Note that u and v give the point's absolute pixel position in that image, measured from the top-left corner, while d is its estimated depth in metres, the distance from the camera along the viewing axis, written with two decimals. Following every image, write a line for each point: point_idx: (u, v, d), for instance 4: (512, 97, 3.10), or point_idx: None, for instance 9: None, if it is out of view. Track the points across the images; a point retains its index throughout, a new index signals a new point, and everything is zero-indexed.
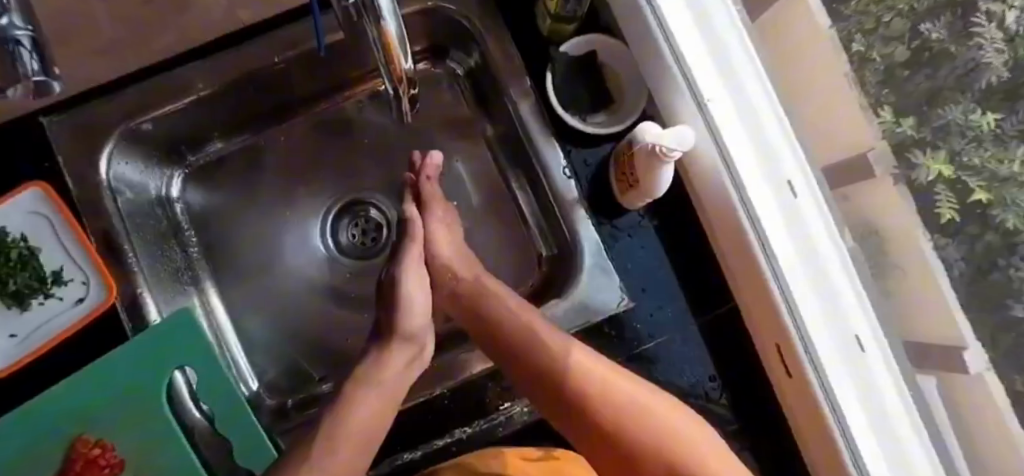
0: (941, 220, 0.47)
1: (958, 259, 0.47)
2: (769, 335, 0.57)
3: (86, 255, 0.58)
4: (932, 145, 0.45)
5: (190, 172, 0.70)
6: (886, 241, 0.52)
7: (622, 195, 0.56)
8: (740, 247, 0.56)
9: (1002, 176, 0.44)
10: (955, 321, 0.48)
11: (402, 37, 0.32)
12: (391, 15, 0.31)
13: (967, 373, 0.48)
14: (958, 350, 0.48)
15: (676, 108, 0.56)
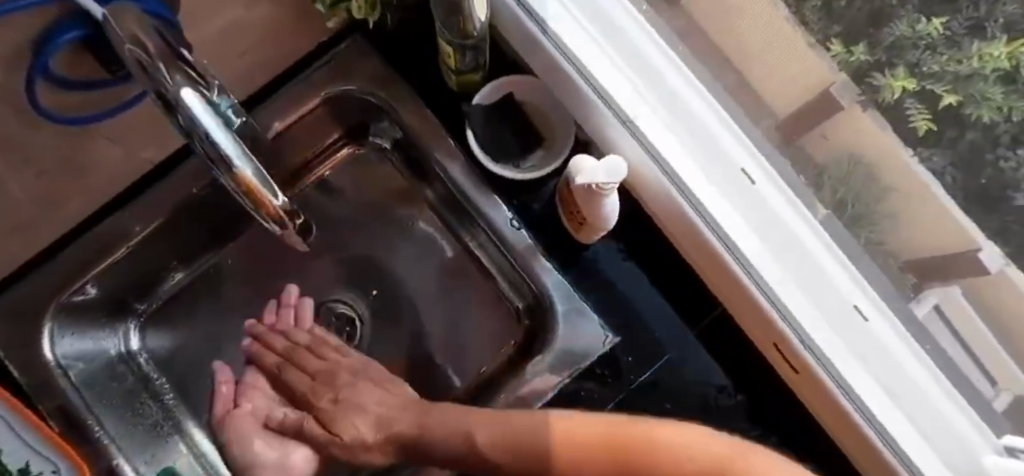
0: (918, 134, 0.43)
1: (947, 166, 0.42)
2: (764, 335, 0.54)
3: (48, 441, 0.53)
4: (890, 64, 0.42)
5: (145, 319, 0.68)
6: (877, 168, 0.45)
7: (576, 231, 0.53)
8: (707, 256, 0.54)
9: (966, 74, 0.40)
10: (959, 222, 0.44)
11: (258, 175, 0.33)
12: (243, 160, 0.32)
13: (989, 273, 0.43)
14: (973, 253, 0.43)
15: (607, 134, 0.54)
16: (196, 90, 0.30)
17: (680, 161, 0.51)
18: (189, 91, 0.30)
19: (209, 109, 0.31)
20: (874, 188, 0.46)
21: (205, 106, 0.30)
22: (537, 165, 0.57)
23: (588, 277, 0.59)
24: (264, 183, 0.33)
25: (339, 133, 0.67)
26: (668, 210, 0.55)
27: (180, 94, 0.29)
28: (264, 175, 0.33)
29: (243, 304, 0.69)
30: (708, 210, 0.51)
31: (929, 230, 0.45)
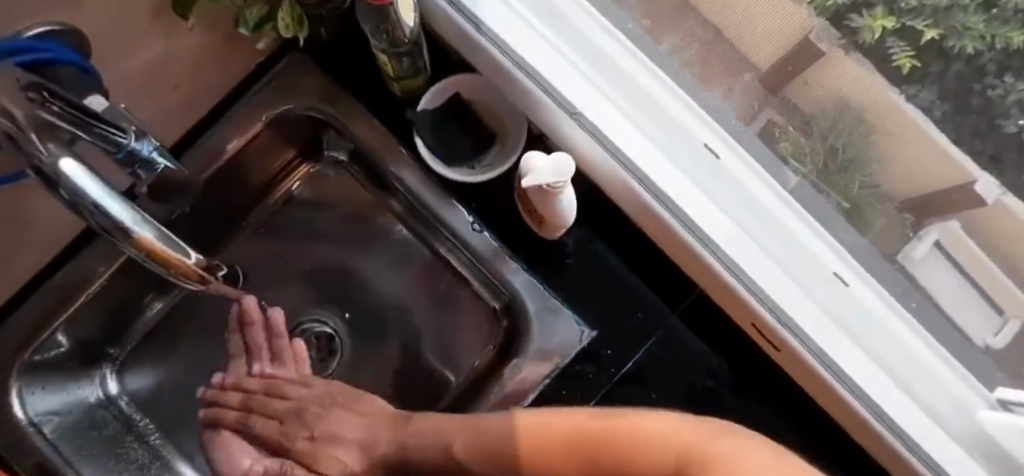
0: (902, 72, 0.41)
1: (934, 101, 0.41)
2: (743, 316, 0.53)
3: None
4: (867, 4, 0.40)
5: (120, 363, 0.66)
6: (864, 112, 0.44)
7: (539, 228, 0.51)
8: (674, 242, 0.52)
9: (946, 6, 0.39)
10: (952, 157, 0.42)
11: (163, 235, 0.29)
12: (141, 223, 0.28)
13: (986, 204, 0.41)
14: (967, 185, 0.42)
15: (558, 127, 0.52)
16: (78, 159, 0.27)
17: (636, 147, 0.50)
18: (71, 163, 0.27)
19: (97, 176, 0.27)
20: (862, 131, 0.44)
21: (93, 175, 0.27)
22: (493, 164, 0.55)
23: (559, 273, 0.57)
24: (174, 244, 0.29)
25: (293, 152, 0.66)
26: (629, 200, 0.53)
27: (60, 167, 0.26)
28: (170, 234, 0.29)
29: (216, 336, 0.68)
30: (668, 195, 0.50)
31: (921, 167, 0.43)
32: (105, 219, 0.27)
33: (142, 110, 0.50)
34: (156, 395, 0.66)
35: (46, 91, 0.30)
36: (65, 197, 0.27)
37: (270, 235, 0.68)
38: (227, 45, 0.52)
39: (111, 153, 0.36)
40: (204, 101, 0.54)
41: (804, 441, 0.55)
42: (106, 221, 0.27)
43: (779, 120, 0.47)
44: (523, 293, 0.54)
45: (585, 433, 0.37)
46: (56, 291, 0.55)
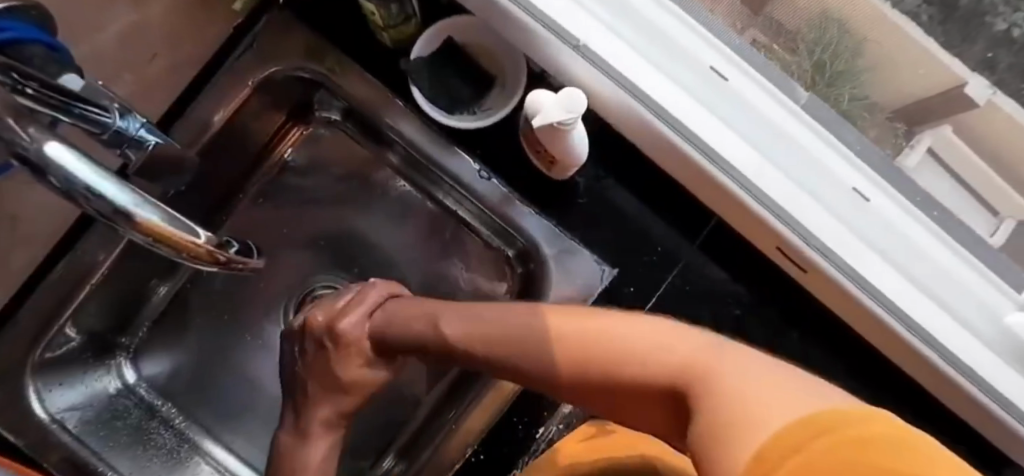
0: None
1: (920, 5, 0.44)
2: (768, 242, 0.52)
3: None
4: None
5: (134, 351, 0.65)
6: (847, 21, 0.45)
7: (548, 170, 0.49)
8: (696, 173, 0.50)
9: None
10: (943, 60, 0.46)
11: (169, 215, 0.25)
12: (144, 204, 0.24)
13: (977, 107, 0.46)
14: (958, 89, 0.46)
15: (560, 61, 0.49)
16: (64, 140, 0.23)
17: (645, 77, 0.47)
18: (56, 146, 0.22)
19: (89, 157, 0.23)
20: (851, 42, 0.46)
21: (82, 157, 0.23)
22: (493, 107, 0.52)
23: (573, 214, 0.55)
24: (183, 223, 0.25)
25: (283, 116, 0.62)
26: (644, 133, 0.50)
27: (45, 153, 0.22)
28: (175, 212, 0.25)
29: (227, 314, 0.66)
30: (685, 126, 0.47)
31: (914, 72, 0.47)
32: (102, 205, 0.23)
33: (119, 86, 0.46)
34: (175, 377, 0.65)
35: (16, 72, 0.27)
36: (54, 185, 0.23)
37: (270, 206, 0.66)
38: (203, 7, 0.47)
39: (95, 133, 0.33)
40: (186, 70, 0.51)
41: (828, 354, 0.56)
42: (103, 208, 0.23)
43: (763, 39, 0.47)
44: (536, 237, 0.52)
45: (605, 335, 0.32)
46: (63, 282, 0.53)
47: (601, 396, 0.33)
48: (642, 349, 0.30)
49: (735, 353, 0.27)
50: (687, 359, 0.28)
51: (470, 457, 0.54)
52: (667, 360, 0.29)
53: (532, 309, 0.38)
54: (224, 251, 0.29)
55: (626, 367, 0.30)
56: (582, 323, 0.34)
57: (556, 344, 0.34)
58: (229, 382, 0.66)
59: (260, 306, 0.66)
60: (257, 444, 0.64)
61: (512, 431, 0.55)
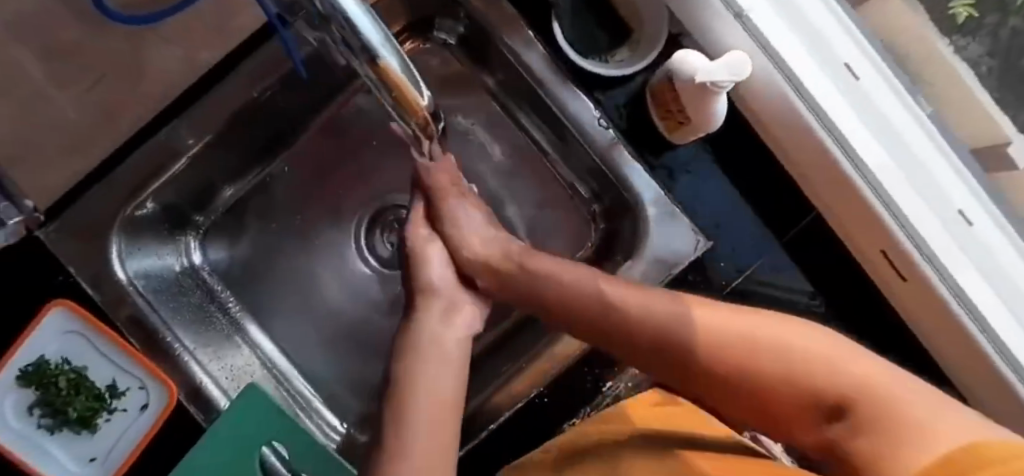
0: (958, 20, 0.48)
1: (981, 55, 0.48)
2: (872, 244, 0.50)
3: (119, 347, 0.52)
4: None
5: (205, 233, 0.65)
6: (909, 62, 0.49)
7: (670, 132, 0.51)
8: (819, 161, 0.48)
9: None
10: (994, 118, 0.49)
11: (399, 60, 0.28)
12: (389, 49, 0.27)
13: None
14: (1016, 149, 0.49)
15: (714, 28, 0.48)
16: None
17: (798, 59, 0.46)
18: None
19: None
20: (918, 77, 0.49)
21: None
22: (624, 60, 0.53)
23: (676, 181, 0.55)
24: (409, 73, 0.29)
25: (401, 26, 0.59)
26: (776, 114, 0.49)
27: None
28: (407, 61, 0.29)
29: (299, 216, 0.67)
30: (825, 111, 0.45)
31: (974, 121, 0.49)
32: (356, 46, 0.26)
33: None
34: (240, 266, 0.66)
35: None
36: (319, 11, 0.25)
37: (362, 117, 0.68)
38: None
39: None
40: None
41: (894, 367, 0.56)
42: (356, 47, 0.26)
43: (881, 45, 0.49)
44: (635, 191, 0.53)
45: (778, 346, 0.30)
46: (162, 146, 0.51)
47: (752, 401, 0.31)
48: (792, 353, 0.29)
49: (890, 377, 0.27)
50: (848, 374, 0.27)
51: (537, 399, 0.53)
52: (821, 375, 0.28)
53: (683, 300, 0.35)
54: (420, 103, 0.33)
55: (774, 358, 0.29)
56: (748, 323, 0.32)
57: (714, 345, 0.31)
58: (290, 280, 0.67)
59: (335, 214, 0.68)
60: (310, 344, 0.66)
61: (581, 381, 0.53)
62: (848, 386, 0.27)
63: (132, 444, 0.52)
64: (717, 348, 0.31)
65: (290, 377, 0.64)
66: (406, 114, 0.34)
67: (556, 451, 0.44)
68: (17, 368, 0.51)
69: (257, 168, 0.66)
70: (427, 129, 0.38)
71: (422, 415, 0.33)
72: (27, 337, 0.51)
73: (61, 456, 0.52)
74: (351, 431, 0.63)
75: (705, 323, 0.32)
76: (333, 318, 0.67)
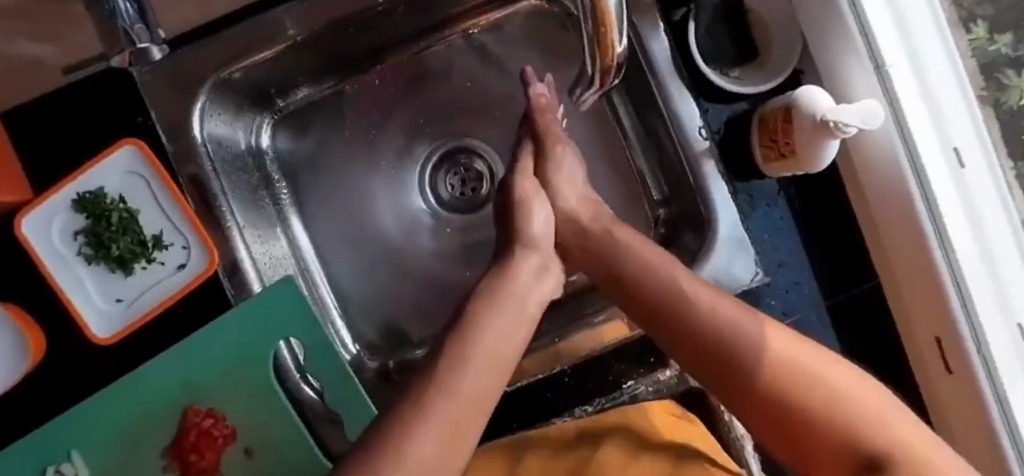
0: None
1: None
2: (928, 326, 0.49)
3: (175, 201, 0.52)
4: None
5: (279, 117, 0.66)
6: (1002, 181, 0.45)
7: (765, 162, 0.52)
8: (908, 232, 0.47)
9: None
10: None
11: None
12: None
13: None
14: None
15: (849, 74, 0.47)
16: None
17: (922, 123, 0.44)
18: None
19: None
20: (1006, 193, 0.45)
21: None
22: (743, 79, 0.54)
23: (752, 210, 0.56)
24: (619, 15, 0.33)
25: None
26: (880, 174, 0.48)
27: None
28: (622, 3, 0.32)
29: (373, 134, 0.69)
30: (930, 184, 0.44)
31: None
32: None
33: None
34: (305, 165, 0.68)
35: None
36: None
37: (463, 58, 0.68)
38: None
39: None
40: None
41: None
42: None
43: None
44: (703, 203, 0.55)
45: (826, 383, 0.34)
46: (279, 25, 0.51)
47: (778, 422, 0.34)
48: (840, 393, 0.33)
49: (915, 436, 0.31)
50: (890, 430, 0.31)
51: (561, 372, 0.55)
52: (863, 421, 0.32)
53: (759, 318, 0.37)
54: (615, 20, 0.33)
55: (819, 394, 0.33)
56: (806, 356, 0.35)
57: (778, 365, 0.35)
58: (347, 191, 0.68)
59: (409, 143, 0.70)
60: (350, 256, 0.68)
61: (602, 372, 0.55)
62: (886, 434, 0.31)
63: (161, 297, 0.53)
64: (778, 371, 0.35)
65: (317, 281, 0.66)
66: (597, 39, 0.34)
67: (556, 430, 0.46)
68: (76, 192, 0.52)
69: (333, 81, 0.66)
70: (610, 81, 0.37)
71: (495, 322, 0.37)
72: (93, 165, 0.52)
73: (91, 287, 0.53)
74: (363, 354, 0.65)
75: (772, 345, 0.35)
76: (375, 242, 0.68)
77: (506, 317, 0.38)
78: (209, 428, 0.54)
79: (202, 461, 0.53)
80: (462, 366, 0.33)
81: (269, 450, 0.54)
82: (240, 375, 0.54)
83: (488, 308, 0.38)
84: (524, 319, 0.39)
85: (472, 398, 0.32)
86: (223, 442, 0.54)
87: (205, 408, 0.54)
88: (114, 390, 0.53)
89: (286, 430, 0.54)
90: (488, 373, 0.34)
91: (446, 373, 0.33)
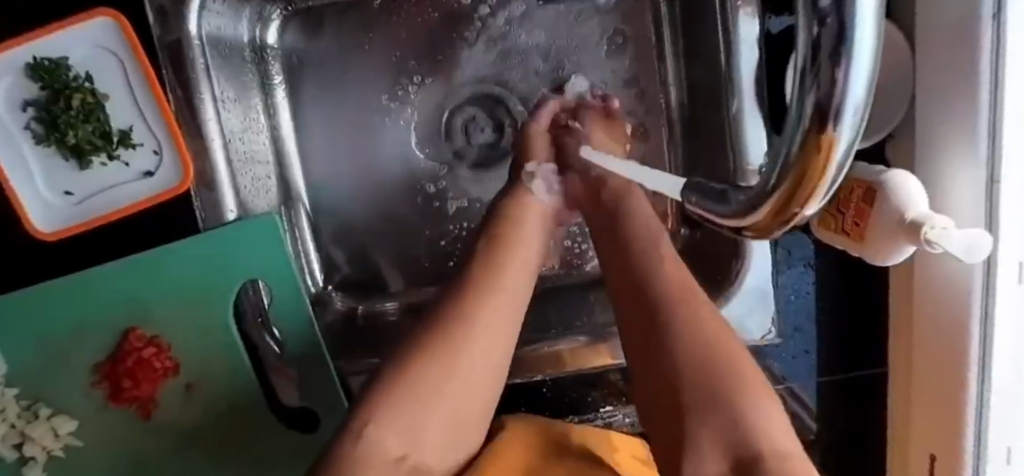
0: None
1: None
2: (927, 441, 0.48)
3: (152, 98, 0.44)
4: None
5: (292, 12, 0.57)
6: None
7: (821, 227, 0.47)
8: (949, 342, 0.43)
9: None
10: None
11: (841, 167, 0.17)
12: (852, 123, 0.16)
13: None
14: None
15: (948, 166, 0.41)
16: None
17: (1014, 240, 0.38)
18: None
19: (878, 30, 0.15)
20: None
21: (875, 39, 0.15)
22: None
23: (786, 266, 0.53)
24: (840, 165, 0.17)
25: None
26: (939, 276, 0.43)
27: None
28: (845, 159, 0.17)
29: (399, 65, 0.59)
30: (994, 306, 0.39)
31: None
32: (823, 80, 0.15)
33: None
34: (311, 75, 0.59)
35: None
36: (808, 26, 0.16)
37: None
38: None
39: None
40: None
41: None
42: (815, 79, 0.16)
43: None
44: (721, 247, 0.52)
45: (685, 310, 0.38)
46: None
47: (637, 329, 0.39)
48: (694, 317, 0.37)
49: (739, 369, 0.35)
50: (713, 356, 0.35)
51: (539, 382, 0.53)
52: (695, 346, 0.36)
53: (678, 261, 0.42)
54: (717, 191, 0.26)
55: (695, 359, 0.35)
56: (673, 283, 0.40)
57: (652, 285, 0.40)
58: (350, 116, 0.60)
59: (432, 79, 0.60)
60: (340, 184, 0.61)
61: (582, 389, 0.53)
62: (719, 355, 0.35)
63: (117, 204, 0.46)
64: (654, 292, 0.39)
65: (299, 207, 0.60)
66: (781, 188, 0.19)
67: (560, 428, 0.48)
68: (31, 55, 0.43)
69: None
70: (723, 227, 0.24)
71: (481, 334, 0.39)
72: (54, 27, 0.42)
73: (37, 170, 0.45)
74: (334, 293, 0.61)
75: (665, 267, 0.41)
76: (372, 181, 0.61)
77: (495, 329, 0.40)
78: (149, 357, 0.48)
79: (136, 389, 0.48)
80: (471, 334, 0.38)
81: (208, 386, 0.50)
82: (192, 307, 0.49)
83: (474, 319, 0.39)
84: (497, 338, 0.40)
85: (475, 373, 0.39)
86: (164, 374, 0.49)
87: (149, 335, 0.48)
88: (53, 287, 0.47)
89: (230, 372, 0.50)
90: (462, 404, 0.38)
91: (447, 352, 0.38)
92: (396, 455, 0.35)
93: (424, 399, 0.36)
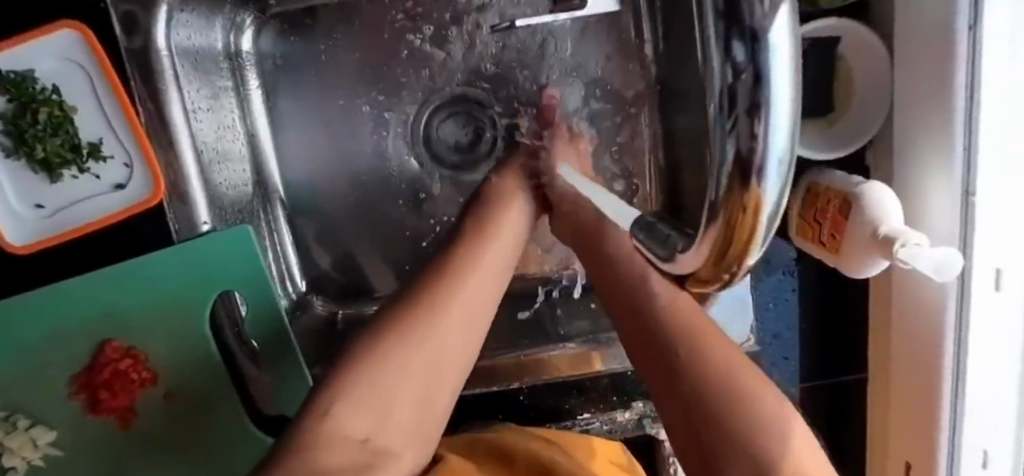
0: None
1: None
2: (903, 450, 0.48)
3: (121, 111, 0.43)
4: None
5: (268, 18, 0.56)
6: None
7: (798, 234, 0.47)
8: (923, 352, 0.43)
9: None
10: None
11: (772, 221, 0.15)
12: (782, 175, 0.14)
13: None
14: None
15: (925, 178, 0.41)
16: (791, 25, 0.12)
17: (989, 249, 0.38)
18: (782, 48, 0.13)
19: (798, 82, 0.13)
20: None
21: (795, 91, 0.13)
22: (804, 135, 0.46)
23: (765, 274, 0.52)
24: (771, 219, 0.15)
25: None
26: (913, 285, 0.43)
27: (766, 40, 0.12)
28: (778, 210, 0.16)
29: (377, 70, 0.58)
30: (969, 316, 0.39)
31: None
32: (741, 135, 0.14)
33: None
34: (288, 79, 0.58)
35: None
36: (721, 77, 0.14)
37: None
38: None
39: None
40: None
41: None
42: (733, 134, 0.14)
43: None
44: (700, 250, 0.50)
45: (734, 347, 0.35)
46: None
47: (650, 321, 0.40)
48: None
49: None
50: None
51: (517, 390, 0.53)
52: None
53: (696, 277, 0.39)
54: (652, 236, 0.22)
55: None
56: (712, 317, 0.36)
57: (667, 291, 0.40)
58: (327, 118, 0.59)
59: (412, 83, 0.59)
60: (318, 188, 0.60)
61: (562, 395, 0.53)
62: None
63: (90, 216, 0.46)
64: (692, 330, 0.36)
65: (278, 212, 0.59)
66: (708, 243, 0.17)
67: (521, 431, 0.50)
68: None
69: None
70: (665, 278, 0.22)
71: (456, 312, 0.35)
72: (19, 39, 0.41)
73: (7, 184, 0.45)
74: (315, 298, 0.61)
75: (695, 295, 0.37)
76: (352, 185, 0.60)
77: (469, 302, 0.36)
78: (126, 369, 0.49)
79: (113, 400, 0.49)
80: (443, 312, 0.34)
81: (186, 395, 0.50)
82: (169, 317, 0.49)
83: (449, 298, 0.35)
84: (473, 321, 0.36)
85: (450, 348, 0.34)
86: (141, 385, 0.49)
87: (125, 346, 0.49)
88: (26, 300, 0.47)
89: (209, 381, 0.50)
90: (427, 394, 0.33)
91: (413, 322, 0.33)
92: (359, 438, 0.30)
93: (387, 381, 0.31)
